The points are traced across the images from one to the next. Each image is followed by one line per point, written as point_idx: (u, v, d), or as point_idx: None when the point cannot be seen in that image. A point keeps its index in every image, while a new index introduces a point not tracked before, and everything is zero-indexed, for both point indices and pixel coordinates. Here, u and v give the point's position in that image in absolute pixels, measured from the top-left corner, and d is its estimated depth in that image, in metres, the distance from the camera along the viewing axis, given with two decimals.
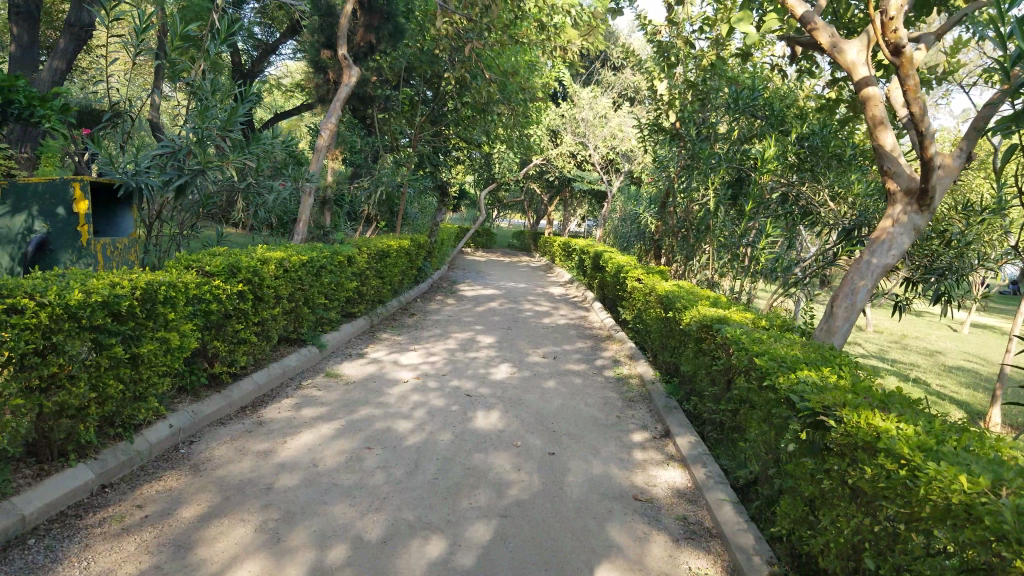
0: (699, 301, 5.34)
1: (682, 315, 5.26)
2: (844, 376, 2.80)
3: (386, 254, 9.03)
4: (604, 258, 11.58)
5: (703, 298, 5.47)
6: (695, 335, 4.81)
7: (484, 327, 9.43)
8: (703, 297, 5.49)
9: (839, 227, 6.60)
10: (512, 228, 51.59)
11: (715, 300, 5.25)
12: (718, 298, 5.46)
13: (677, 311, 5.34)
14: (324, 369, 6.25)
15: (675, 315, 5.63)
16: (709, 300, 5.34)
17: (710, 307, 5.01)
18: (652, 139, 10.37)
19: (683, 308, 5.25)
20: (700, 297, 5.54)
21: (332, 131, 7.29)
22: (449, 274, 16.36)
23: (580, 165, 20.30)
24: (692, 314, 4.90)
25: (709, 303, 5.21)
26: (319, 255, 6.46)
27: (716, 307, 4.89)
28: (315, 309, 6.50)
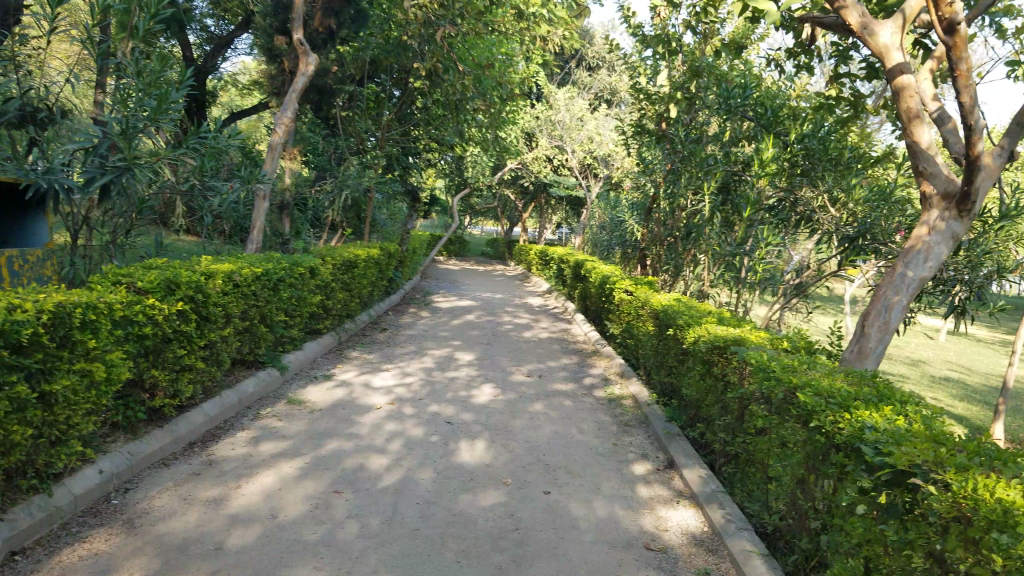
0: (699, 318, 4.85)
1: (681, 335, 4.76)
2: (916, 421, 2.31)
3: (354, 265, 8.45)
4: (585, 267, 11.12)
5: (702, 314, 4.97)
6: (700, 357, 4.32)
7: (463, 342, 8.89)
8: (703, 313, 4.99)
9: (840, 234, 6.26)
10: (484, 237, 51.05)
11: (717, 317, 4.76)
12: (719, 314, 4.96)
13: (676, 330, 4.83)
14: (286, 397, 5.65)
15: (672, 332, 5.12)
16: (710, 317, 4.85)
17: (714, 325, 4.52)
18: (635, 140, 9.92)
19: (683, 326, 4.75)
20: (699, 313, 5.05)
21: (287, 126, 7.18)
22: (423, 285, 15.78)
23: (557, 170, 19.88)
24: (694, 332, 4.41)
25: (712, 321, 4.72)
26: (279, 269, 5.88)
27: (721, 325, 4.40)
28: (274, 328, 5.91)
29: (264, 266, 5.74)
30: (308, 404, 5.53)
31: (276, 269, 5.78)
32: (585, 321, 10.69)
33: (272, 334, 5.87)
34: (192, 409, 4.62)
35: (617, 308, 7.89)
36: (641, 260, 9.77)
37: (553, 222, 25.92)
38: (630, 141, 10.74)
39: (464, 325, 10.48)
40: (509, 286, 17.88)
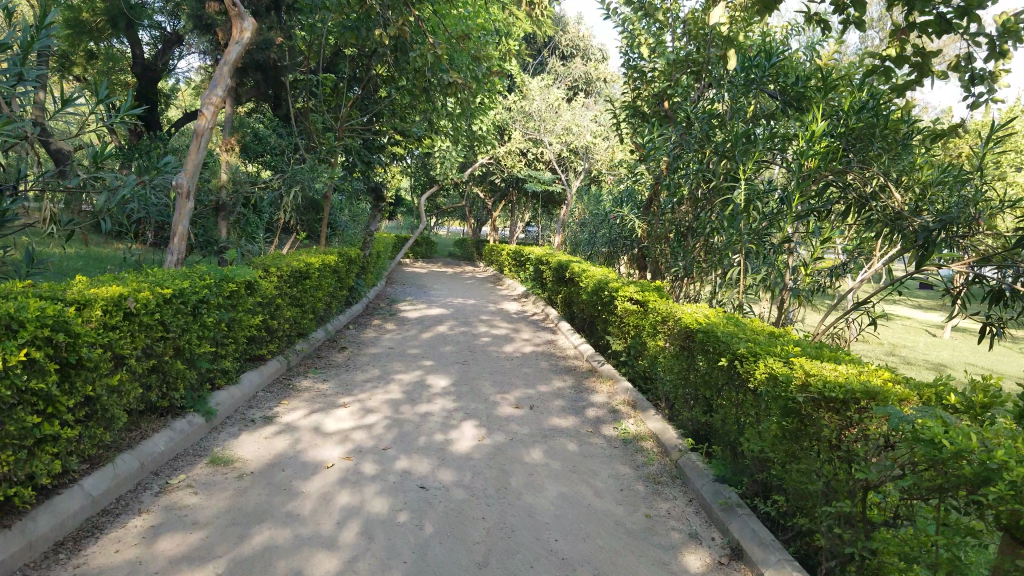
0: (776, 349, 3.55)
1: (754, 373, 3.47)
2: None
3: (306, 275, 7.07)
4: (573, 270, 9.90)
5: (778, 343, 3.68)
6: (797, 409, 3.06)
7: (436, 361, 7.62)
8: (779, 342, 3.69)
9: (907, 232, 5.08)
10: (450, 237, 49.81)
11: (807, 350, 3.47)
12: (801, 344, 3.68)
13: (747, 364, 3.54)
14: (210, 453, 4.32)
15: (732, 366, 3.83)
16: (792, 348, 3.56)
17: (811, 362, 3.22)
18: (630, 123, 8.74)
19: (757, 361, 3.46)
20: (774, 342, 3.75)
21: (220, 106, 5.28)
22: (388, 291, 14.46)
23: (531, 164, 18.70)
24: (789, 373, 3.10)
25: (800, 356, 3.42)
26: (202, 286, 4.49)
27: (824, 363, 3.14)
28: (197, 363, 4.53)
29: (179, 281, 4.32)
30: (236, 464, 4.21)
31: (197, 287, 4.38)
32: (575, 331, 9.47)
33: (192, 370, 4.49)
34: (66, 488, 3.25)
35: (621, 321, 6.70)
36: (640, 262, 8.57)
37: (526, 220, 24.73)
38: (623, 126, 9.59)
39: (437, 339, 9.19)
40: (481, 289, 16.59)
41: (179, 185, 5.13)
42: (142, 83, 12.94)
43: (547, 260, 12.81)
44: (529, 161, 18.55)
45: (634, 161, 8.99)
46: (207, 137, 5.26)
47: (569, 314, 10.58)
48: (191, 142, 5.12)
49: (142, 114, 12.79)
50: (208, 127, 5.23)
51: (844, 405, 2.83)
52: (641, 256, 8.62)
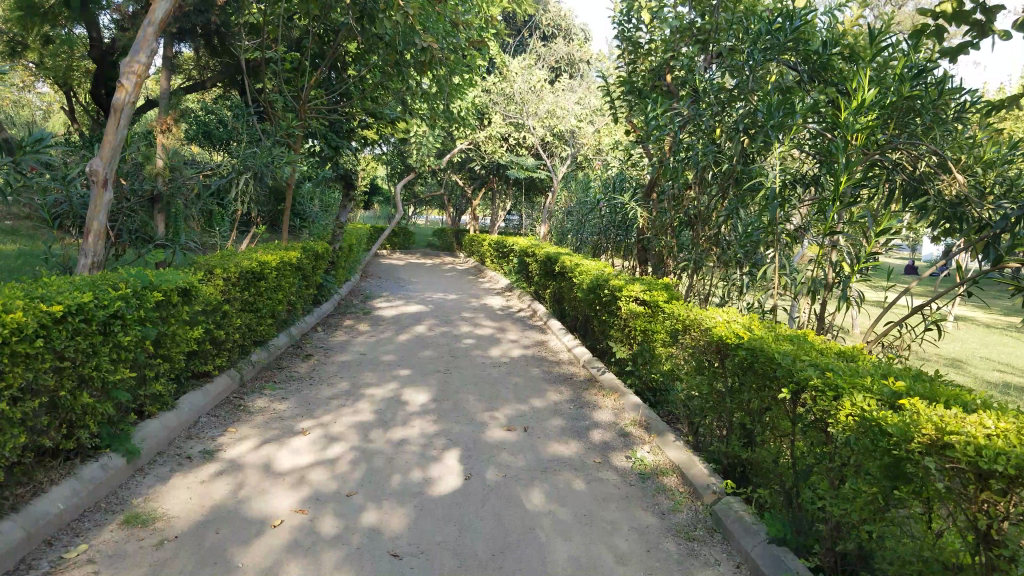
0: (864, 383, 2.67)
1: (836, 414, 2.59)
2: None
3: (262, 277, 6.15)
4: (563, 264, 9.08)
5: (864, 374, 2.80)
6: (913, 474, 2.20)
7: (414, 370, 6.76)
8: (863, 371, 2.82)
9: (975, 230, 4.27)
10: (428, 225, 48.87)
11: (910, 386, 2.57)
12: (894, 376, 2.80)
13: (824, 403, 2.67)
14: (127, 510, 3.43)
15: (796, 401, 2.95)
16: (887, 382, 2.67)
17: (929, 408, 2.32)
18: (625, 102, 7.92)
19: (841, 399, 2.59)
20: (856, 371, 2.86)
21: (144, 76, 4.37)
22: (363, 286, 13.59)
23: (513, 150, 17.85)
24: (901, 422, 2.22)
25: (902, 394, 2.52)
26: (115, 298, 3.51)
27: (948, 409, 2.28)
28: (115, 392, 3.62)
29: (83, 292, 3.36)
30: (157, 525, 3.30)
31: (107, 299, 3.41)
32: (567, 331, 8.66)
33: (102, 404, 3.55)
34: None
35: (627, 325, 5.87)
36: (640, 255, 7.76)
37: (508, 209, 23.89)
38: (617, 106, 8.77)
39: (415, 341, 8.32)
40: (461, 282, 15.76)
41: (93, 170, 4.23)
42: (100, 68, 11.78)
43: (533, 251, 11.98)
44: (511, 147, 17.69)
45: (630, 143, 8.17)
46: (128, 112, 4.38)
47: (559, 311, 9.74)
48: (108, 117, 4.26)
49: None
50: (129, 100, 4.34)
51: (1002, 479, 1.94)
52: (641, 249, 7.81)
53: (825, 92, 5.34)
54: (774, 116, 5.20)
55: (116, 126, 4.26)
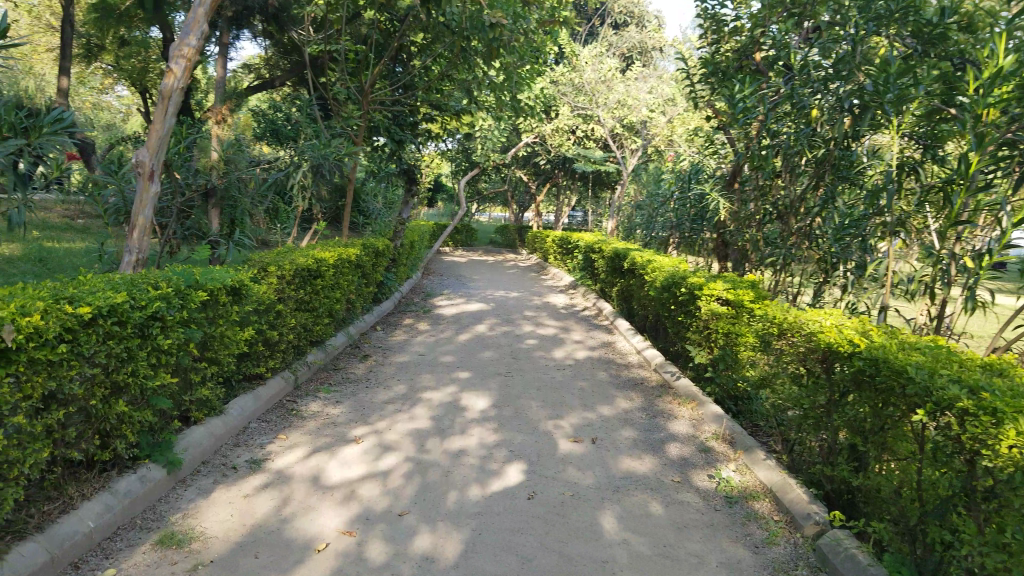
0: None
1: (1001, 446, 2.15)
2: None
3: (320, 275, 5.89)
4: (633, 261, 8.64)
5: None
6: None
7: (476, 373, 6.44)
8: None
9: None
10: (490, 223, 48.72)
11: None
12: None
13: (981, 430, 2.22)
14: (163, 527, 3.15)
15: (940, 423, 2.52)
16: None
17: None
18: (706, 86, 7.43)
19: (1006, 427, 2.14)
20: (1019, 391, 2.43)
21: (194, 60, 4.20)
22: (424, 283, 13.37)
23: (580, 143, 17.41)
24: None
25: None
26: (153, 298, 3.24)
27: None
28: (155, 401, 3.34)
29: (118, 290, 3.08)
30: (193, 546, 2.99)
31: (143, 300, 3.13)
32: (636, 332, 8.22)
33: (139, 412, 3.27)
34: None
35: (709, 327, 5.41)
36: (719, 251, 7.28)
37: (572, 205, 23.49)
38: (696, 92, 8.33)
39: (478, 341, 8.00)
40: (525, 279, 15.40)
41: (139, 162, 4.03)
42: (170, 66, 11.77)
43: (600, 248, 11.55)
44: (579, 140, 17.29)
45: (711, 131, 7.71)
46: (178, 99, 4.20)
47: (629, 310, 9.30)
48: (156, 104, 4.09)
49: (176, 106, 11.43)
50: (178, 86, 4.16)
51: None
52: (720, 245, 7.33)
53: (940, 67, 4.88)
54: (888, 90, 4.68)
55: (163, 114, 4.08)
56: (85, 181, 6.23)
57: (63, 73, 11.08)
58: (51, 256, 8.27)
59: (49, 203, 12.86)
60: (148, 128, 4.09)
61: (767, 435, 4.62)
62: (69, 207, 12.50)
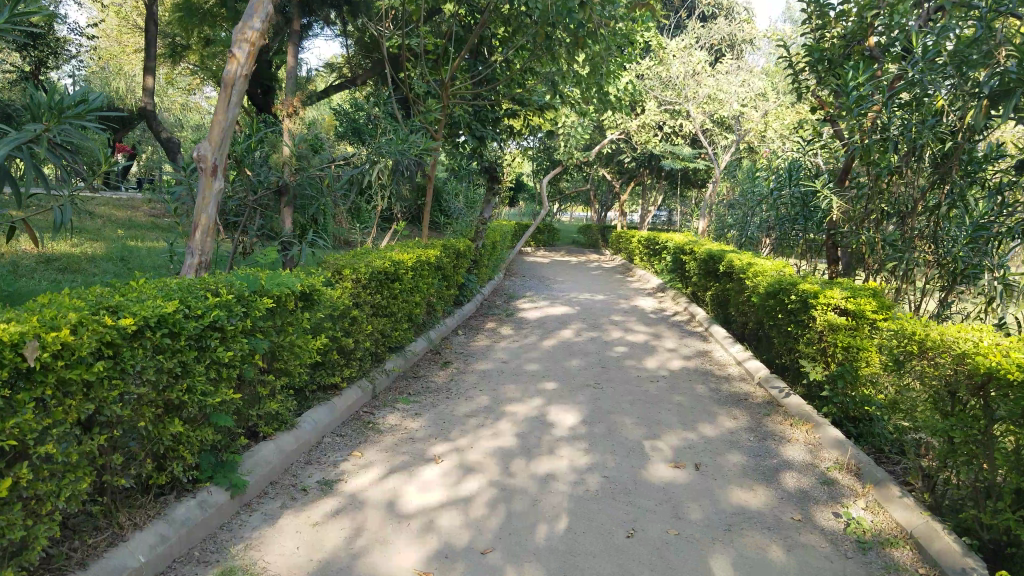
0: None
1: None
2: None
3: (399, 278, 5.58)
4: (731, 263, 8.06)
5: None
6: None
7: (563, 383, 6.01)
8: None
9: None
10: (571, 223, 48.23)
11: None
12: None
13: None
14: (225, 559, 2.85)
15: None
16: None
17: None
18: (814, 72, 6.84)
19: None
20: None
21: (257, 44, 4.03)
22: (506, 285, 13.02)
23: (669, 139, 16.82)
24: None
25: None
26: (212, 305, 2.95)
27: None
28: (217, 417, 3.06)
29: (171, 297, 2.79)
30: None
31: (200, 308, 2.83)
32: (734, 341, 7.64)
33: (196, 431, 2.97)
34: None
35: (825, 340, 4.84)
36: (829, 253, 6.64)
37: (657, 204, 22.83)
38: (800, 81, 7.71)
39: (563, 348, 7.56)
40: (609, 281, 14.89)
41: (201, 155, 3.91)
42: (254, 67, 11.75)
43: (692, 248, 10.97)
44: (667, 137, 16.67)
45: (817, 122, 7.09)
46: (242, 87, 4.05)
47: (724, 316, 8.71)
48: (220, 93, 3.96)
49: (259, 106, 11.40)
50: (242, 73, 4.01)
51: None
52: (830, 247, 6.70)
53: None
54: None
55: (226, 102, 3.94)
56: (162, 179, 6.07)
57: (150, 74, 11.19)
58: (133, 256, 8.24)
59: (138, 204, 13.06)
60: (212, 118, 3.96)
61: (900, 465, 4.03)
62: (156, 207, 12.65)
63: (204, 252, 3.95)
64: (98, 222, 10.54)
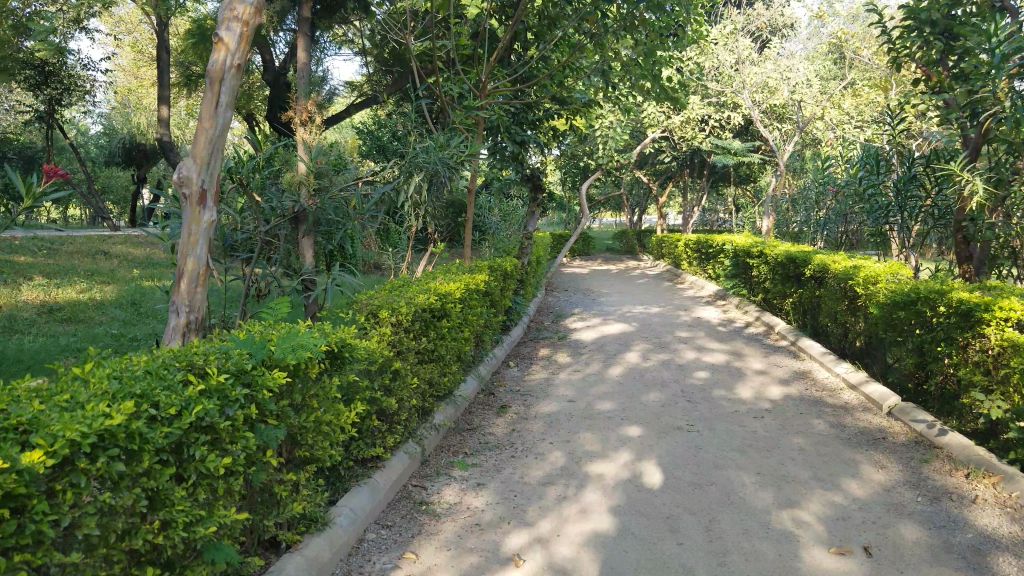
0: None
1: None
2: None
3: (446, 313, 4.60)
4: (827, 271, 7.01)
5: None
6: None
7: (648, 428, 4.99)
8: None
9: None
10: (603, 228, 47.22)
11: None
12: None
13: None
14: None
15: None
16: None
17: None
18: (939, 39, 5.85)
19: None
20: None
21: (252, 23, 3.27)
22: (552, 302, 12.07)
23: (717, 134, 15.84)
24: None
25: None
26: (192, 394, 1.98)
27: None
28: (214, 552, 2.08)
29: (132, 392, 1.84)
30: None
31: (171, 404, 1.87)
32: (836, 358, 6.57)
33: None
34: None
35: (1001, 365, 4.05)
36: (960, 250, 6.06)
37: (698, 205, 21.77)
38: (899, 49, 6.67)
39: (637, 377, 6.56)
40: (660, 290, 13.88)
41: (183, 179, 3.18)
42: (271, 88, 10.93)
43: (759, 251, 9.92)
44: (712, 132, 15.68)
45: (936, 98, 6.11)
46: (233, 81, 3.28)
47: (815, 325, 7.66)
48: (207, 92, 3.21)
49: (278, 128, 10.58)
50: (233, 62, 3.25)
51: None
52: (960, 240, 6.09)
53: None
54: None
55: (215, 103, 3.20)
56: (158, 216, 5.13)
57: (160, 102, 10.44)
58: (145, 299, 7.41)
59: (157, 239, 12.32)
60: (197, 125, 3.21)
61: None
62: None
63: (195, 304, 3.23)
64: (114, 263, 9.78)
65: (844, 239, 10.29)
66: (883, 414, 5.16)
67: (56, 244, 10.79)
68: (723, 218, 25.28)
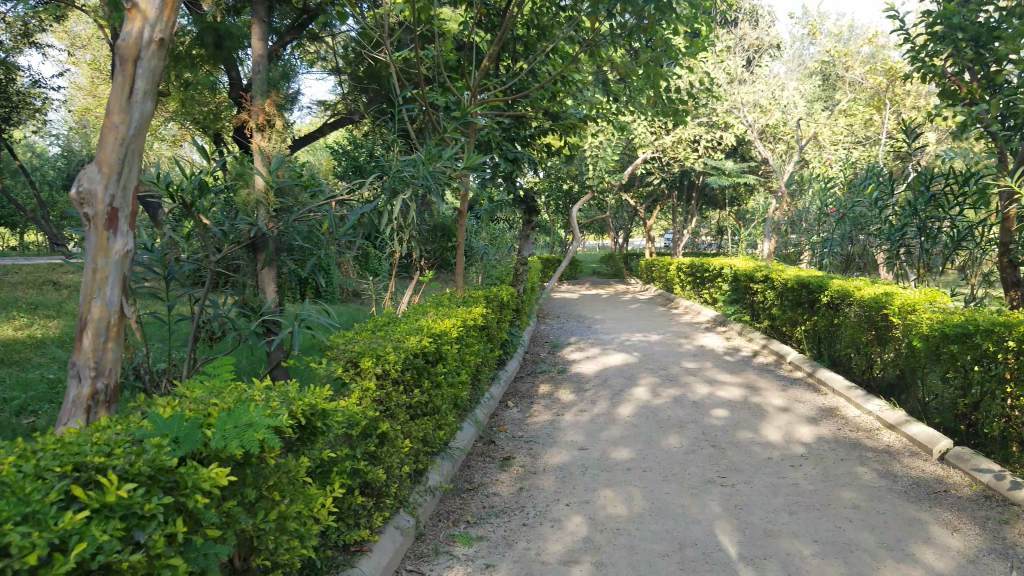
0: None
1: None
2: None
3: (442, 356, 3.90)
4: (851, 295, 6.38)
5: None
6: None
7: (676, 484, 4.30)
8: None
9: None
10: (585, 252, 46.75)
11: None
12: None
13: None
14: None
15: None
16: None
17: None
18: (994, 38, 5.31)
19: None
20: None
21: None
22: (542, 331, 11.40)
23: (711, 154, 15.39)
24: None
25: None
26: (70, 528, 1.36)
27: None
28: None
29: None
30: None
31: (28, 543, 1.28)
32: (866, 392, 5.94)
33: None
34: None
35: None
36: (1006, 274, 5.30)
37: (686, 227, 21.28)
38: (925, 56, 6.13)
39: (648, 417, 5.86)
40: (654, 316, 13.26)
41: (80, 200, 2.43)
42: None
43: (765, 274, 9.31)
44: (705, 152, 15.20)
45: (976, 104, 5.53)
46: (153, 61, 2.53)
47: (834, 355, 7.03)
48: (117, 77, 2.47)
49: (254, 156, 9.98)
50: (153, 37, 2.51)
51: None
52: (1006, 262, 5.34)
53: None
54: None
55: (128, 92, 2.46)
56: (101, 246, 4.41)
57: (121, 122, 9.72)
58: None
59: None
60: (104, 122, 2.47)
61: None
62: None
63: (104, 364, 2.50)
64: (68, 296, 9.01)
65: (852, 260, 9.74)
66: (937, 460, 4.49)
67: (7, 276, 9.99)
68: (710, 240, 24.84)
